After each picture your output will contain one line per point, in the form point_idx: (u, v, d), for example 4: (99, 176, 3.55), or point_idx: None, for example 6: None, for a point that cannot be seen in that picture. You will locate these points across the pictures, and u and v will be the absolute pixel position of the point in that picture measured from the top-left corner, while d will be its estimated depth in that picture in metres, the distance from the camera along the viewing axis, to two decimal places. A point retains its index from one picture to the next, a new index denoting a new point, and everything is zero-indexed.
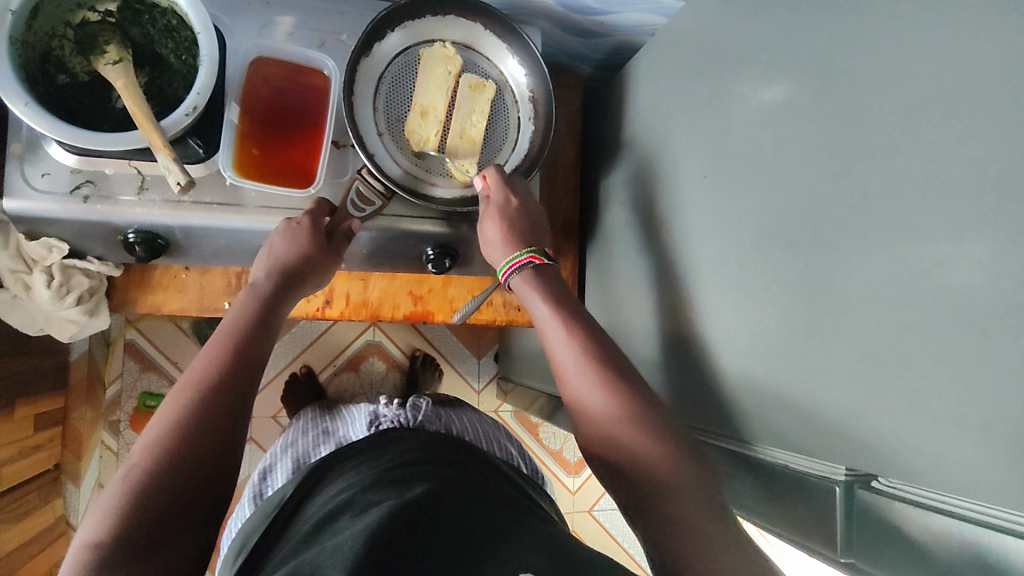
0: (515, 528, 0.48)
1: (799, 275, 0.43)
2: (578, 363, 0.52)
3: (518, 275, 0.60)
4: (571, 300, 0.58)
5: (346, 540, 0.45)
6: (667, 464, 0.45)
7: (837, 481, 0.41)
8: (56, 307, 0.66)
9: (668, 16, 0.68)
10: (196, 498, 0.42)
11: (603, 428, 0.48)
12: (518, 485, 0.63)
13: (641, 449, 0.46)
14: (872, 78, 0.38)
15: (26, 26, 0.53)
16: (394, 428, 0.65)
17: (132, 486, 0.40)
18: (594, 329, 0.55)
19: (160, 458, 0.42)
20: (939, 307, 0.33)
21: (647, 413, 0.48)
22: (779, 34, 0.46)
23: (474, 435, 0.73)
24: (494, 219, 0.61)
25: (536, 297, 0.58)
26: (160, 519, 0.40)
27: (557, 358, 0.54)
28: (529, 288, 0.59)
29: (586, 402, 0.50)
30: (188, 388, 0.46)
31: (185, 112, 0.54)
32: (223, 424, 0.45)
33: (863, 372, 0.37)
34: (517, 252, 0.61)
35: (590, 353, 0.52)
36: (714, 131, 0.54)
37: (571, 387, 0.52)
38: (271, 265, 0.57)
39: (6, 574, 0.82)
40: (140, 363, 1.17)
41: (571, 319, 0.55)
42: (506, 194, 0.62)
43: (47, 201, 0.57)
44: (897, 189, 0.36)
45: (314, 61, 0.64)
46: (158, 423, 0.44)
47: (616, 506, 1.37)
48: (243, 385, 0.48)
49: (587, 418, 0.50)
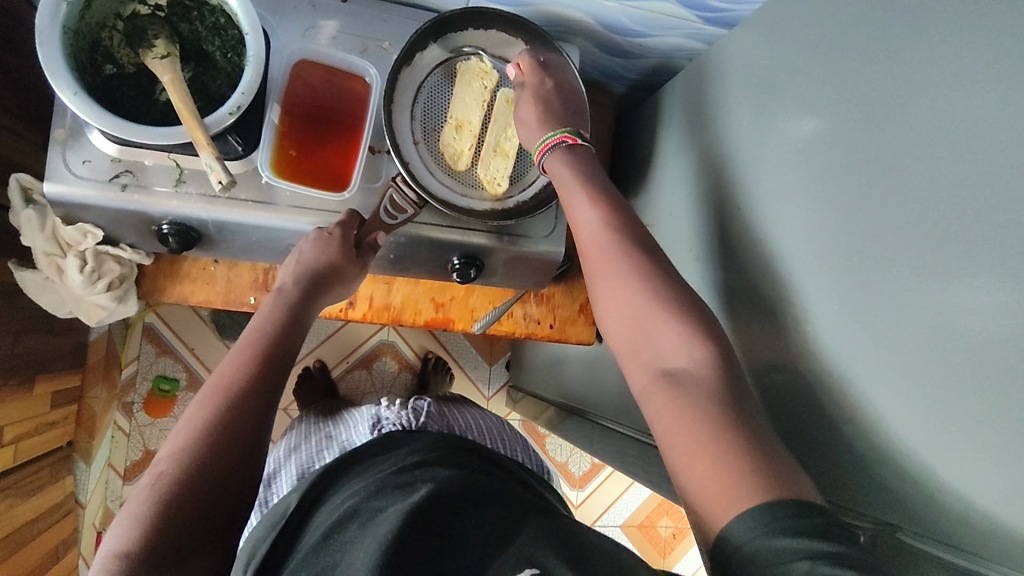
0: (524, 525, 0.48)
1: (837, 317, 0.43)
2: (612, 251, 0.52)
3: (552, 153, 0.60)
4: (605, 180, 0.57)
5: (357, 554, 0.45)
6: (697, 351, 0.45)
7: (861, 528, 0.42)
8: (87, 292, 0.67)
9: (708, 42, 0.68)
10: (221, 507, 0.42)
11: (634, 322, 0.49)
12: (530, 485, 0.63)
13: (670, 342, 0.46)
14: (922, 130, 0.38)
15: (78, 15, 0.54)
16: (396, 430, 0.65)
17: (161, 493, 0.41)
18: (620, 205, 0.55)
19: (189, 466, 0.42)
20: (980, 363, 0.34)
21: (686, 309, 0.47)
22: (828, 75, 0.47)
23: (478, 434, 0.73)
24: (529, 100, 0.63)
25: (569, 177, 0.58)
26: (187, 529, 0.40)
27: (584, 240, 0.54)
28: (561, 167, 0.59)
29: (614, 295, 0.50)
30: (217, 393, 0.47)
31: (229, 110, 0.55)
32: (250, 431, 0.46)
33: (904, 419, 0.38)
34: (549, 133, 0.61)
35: (627, 244, 0.52)
36: (753, 164, 0.54)
37: (602, 271, 0.52)
38: (299, 271, 0.58)
39: (14, 548, 0.83)
40: (158, 347, 1.19)
41: (600, 197, 0.55)
42: (542, 77, 0.63)
43: (86, 187, 0.58)
44: (940, 242, 0.36)
45: (355, 67, 0.65)
46: (185, 430, 0.45)
47: (618, 522, 1.37)
48: (270, 392, 0.49)
49: (619, 315, 0.50)
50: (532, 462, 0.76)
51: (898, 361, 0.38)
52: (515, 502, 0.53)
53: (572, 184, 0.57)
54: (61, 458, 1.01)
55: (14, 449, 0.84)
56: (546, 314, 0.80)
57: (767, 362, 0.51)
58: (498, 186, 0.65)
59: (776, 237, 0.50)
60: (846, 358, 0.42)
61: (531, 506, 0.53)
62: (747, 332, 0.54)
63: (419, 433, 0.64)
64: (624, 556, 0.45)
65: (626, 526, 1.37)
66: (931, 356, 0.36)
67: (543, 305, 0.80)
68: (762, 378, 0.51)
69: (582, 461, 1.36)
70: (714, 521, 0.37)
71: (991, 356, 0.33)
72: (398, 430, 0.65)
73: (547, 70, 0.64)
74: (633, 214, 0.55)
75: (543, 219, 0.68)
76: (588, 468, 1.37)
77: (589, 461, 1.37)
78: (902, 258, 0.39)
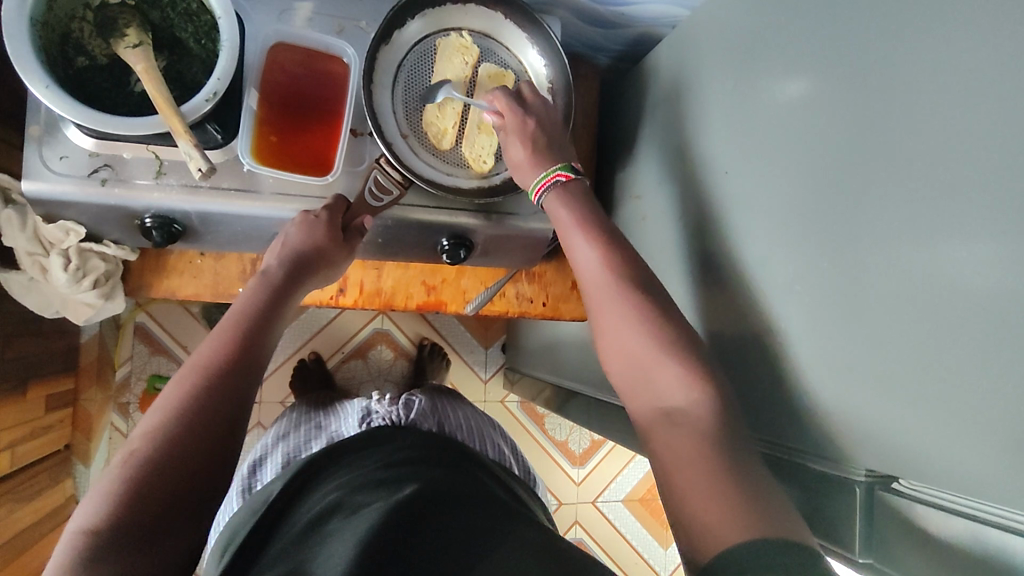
0: (505, 533, 0.47)
1: (820, 278, 0.43)
2: (607, 284, 0.52)
3: (551, 193, 0.58)
4: (602, 217, 0.56)
5: (337, 547, 0.45)
6: (695, 393, 0.44)
7: (857, 480, 0.41)
8: (73, 290, 0.66)
9: (690, 8, 0.68)
10: (191, 490, 0.42)
11: (636, 364, 0.48)
12: (510, 488, 0.63)
13: (670, 383, 0.45)
14: (911, 80, 0.38)
15: (46, 7, 0.52)
16: (386, 425, 0.65)
17: (130, 472, 0.41)
18: (612, 230, 0.56)
19: (165, 445, 0.42)
20: (966, 315, 0.33)
21: (665, 323, 0.49)
22: (808, 32, 0.46)
23: (467, 433, 0.71)
24: (518, 142, 0.60)
25: (568, 211, 0.57)
26: (161, 509, 0.40)
27: (578, 253, 0.55)
28: (558, 211, 0.57)
29: (617, 329, 0.50)
30: (196, 372, 0.47)
31: (205, 97, 0.54)
32: (224, 415, 0.46)
33: (887, 374, 0.38)
34: (545, 171, 0.59)
35: (625, 277, 0.52)
36: (737, 126, 0.53)
37: (597, 298, 0.52)
38: (284, 255, 0.57)
39: (17, 553, 0.83)
40: (150, 345, 1.18)
41: (593, 224, 0.56)
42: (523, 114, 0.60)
43: (64, 183, 0.57)
44: (927, 194, 0.36)
45: (332, 48, 0.64)
46: (161, 408, 0.45)
47: (619, 498, 1.38)
48: (247, 375, 0.49)
49: (620, 351, 0.50)
50: (519, 466, 0.75)
51: (883, 318, 0.38)
52: (496, 505, 0.53)
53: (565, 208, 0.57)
54: (61, 462, 1.02)
55: (11, 454, 0.84)
56: (539, 292, 0.80)
57: (753, 326, 0.50)
58: (484, 163, 0.65)
59: (757, 201, 0.50)
60: (828, 319, 0.42)
61: (509, 509, 0.53)
62: (730, 298, 0.53)
63: (409, 430, 0.64)
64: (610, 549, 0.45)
65: (627, 501, 1.38)
66: (914, 312, 0.36)
67: (535, 283, 0.80)
68: (747, 345, 0.51)
69: (582, 438, 1.37)
70: (719, 514, 0.38)
71: (977, 306, 0.33)
72: (388, 425, 0.65)
73: (524, 104, 0.61)
74: (619, 235, 0.56)
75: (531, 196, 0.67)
76: (588, 446, 1.38)
77: (588, 438, 1.37)
78: (884, 212, 0.38)
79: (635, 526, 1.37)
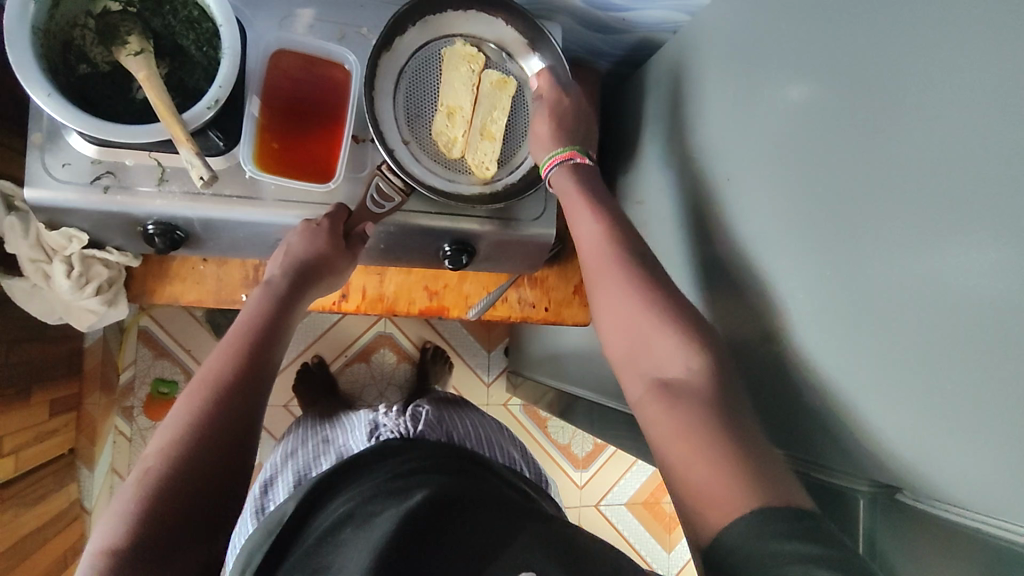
0: (514, 528, 0.48)
1: (823, 289, 0.43)
2: (612, 267, 0.52)
3: (559, 169, 0.60)
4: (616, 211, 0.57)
5: (355, 554, 0.45)
6: (692, 361, 0.45)
7: (860, 491, 0.42)
8: (76, 297, 0.67)
9: (691, 14, 0.67)
10: (205, 503, 0.42)
11: (631, 326, 0.49)
12: (521, 490, 0.63)
13: (668, 353, 0.46)
14: (909, 89, 0.37)
15: (48, 15, 0.53)
16: (395, 439, 0.64)
17: (145, 490, 0.41)
18: (618, 216, 0.56)
19: (175, 460, 0.42)
20: (967, 326, 0.33)
21: (664, 300, 0.49)
22: (807, 38, 0.46)
23: (476, 441, 0.71)
24: (545, 118, 0.63)
25: (583, 211, 0.57)
26: (175, 525, 0.40)
27: (585, 237, 0.56)
28: (566, 182, 0.59)
29: (614, 303, 0.51)
30: (204, 386, 0.47)
31: (207, 104, 0.54)
32: (234, 427, 0.45)
33: (892, 387, 0.37)
34: (557, 151, 0.61)
35: (632, 266, 0.51)
36: (737, 132, 0.53)
37: (603, 287, 0.52)
38: (288, 264, 0.57)
39: (22, 557, 0.83)
40: (154, 350, 1.19)
41: (600, 210, 0.56)
42: (560, 95, 0.64)
43: (68, 191, 0.57)
44: (927, 202, 0.36)
45: (333, 55, 0.63)
46: (172, 424, 0.45)
47: (623, 502, 1.37)
48: (256, 387, 0.49)
49: (617, 326, 0.50)
50: (532, 469, 0.75)
51: (887, 330, 0.38)
52: (508, 506, 0.52)
53: (578, 200, 0.57)
54: (64, 465, 1.02)
55: (15, 458, 0.84)
56: (541, 297, 0.80)
57: (756, 333, 0.50)
58: (486, 170, 0.65)
59: (760, 208, 0.50)
60: (833, 330, 0.42)
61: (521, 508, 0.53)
62: (734, 305, 0.53)
63: (417, 442, 0.63)
64: (618, 559, 0.45)
65: (631, 505, 1.38)
66: (918, 324, 0.36)
67: (537, 288, 0.80)
68: (751, 351, 0.51)
69: (585, 442, 1.37)
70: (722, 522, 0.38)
71: (980, 319, 0.32)
72: (397, 438, 0.64)
73: (564, 87, 0.65)
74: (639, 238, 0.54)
75: (532, 201, 0.67)
76: (591, 449, 1.37)
77: (591, 442, 1.37)
78: (885, 222, 0.38)
79: (638, 530, 1.37)
